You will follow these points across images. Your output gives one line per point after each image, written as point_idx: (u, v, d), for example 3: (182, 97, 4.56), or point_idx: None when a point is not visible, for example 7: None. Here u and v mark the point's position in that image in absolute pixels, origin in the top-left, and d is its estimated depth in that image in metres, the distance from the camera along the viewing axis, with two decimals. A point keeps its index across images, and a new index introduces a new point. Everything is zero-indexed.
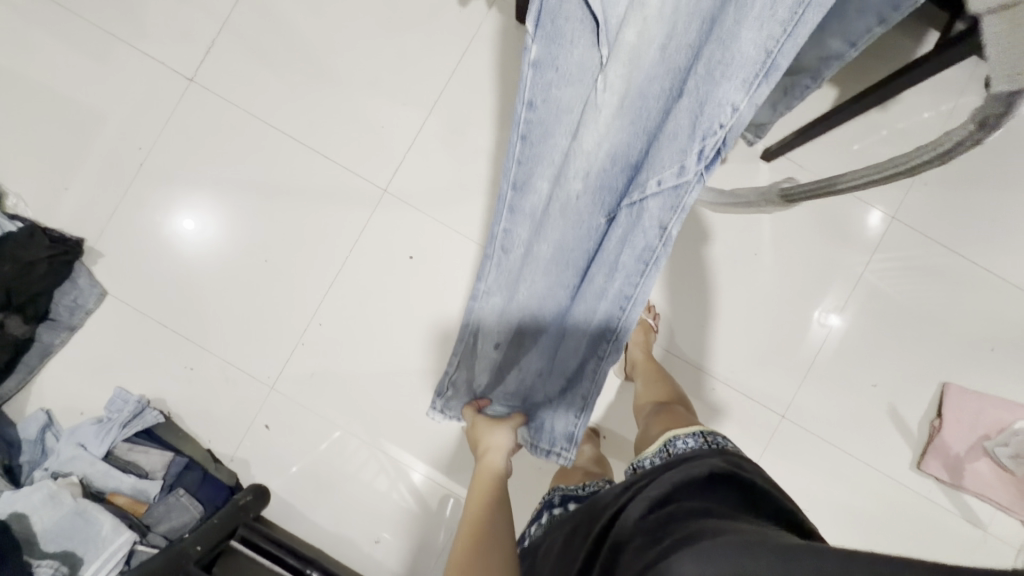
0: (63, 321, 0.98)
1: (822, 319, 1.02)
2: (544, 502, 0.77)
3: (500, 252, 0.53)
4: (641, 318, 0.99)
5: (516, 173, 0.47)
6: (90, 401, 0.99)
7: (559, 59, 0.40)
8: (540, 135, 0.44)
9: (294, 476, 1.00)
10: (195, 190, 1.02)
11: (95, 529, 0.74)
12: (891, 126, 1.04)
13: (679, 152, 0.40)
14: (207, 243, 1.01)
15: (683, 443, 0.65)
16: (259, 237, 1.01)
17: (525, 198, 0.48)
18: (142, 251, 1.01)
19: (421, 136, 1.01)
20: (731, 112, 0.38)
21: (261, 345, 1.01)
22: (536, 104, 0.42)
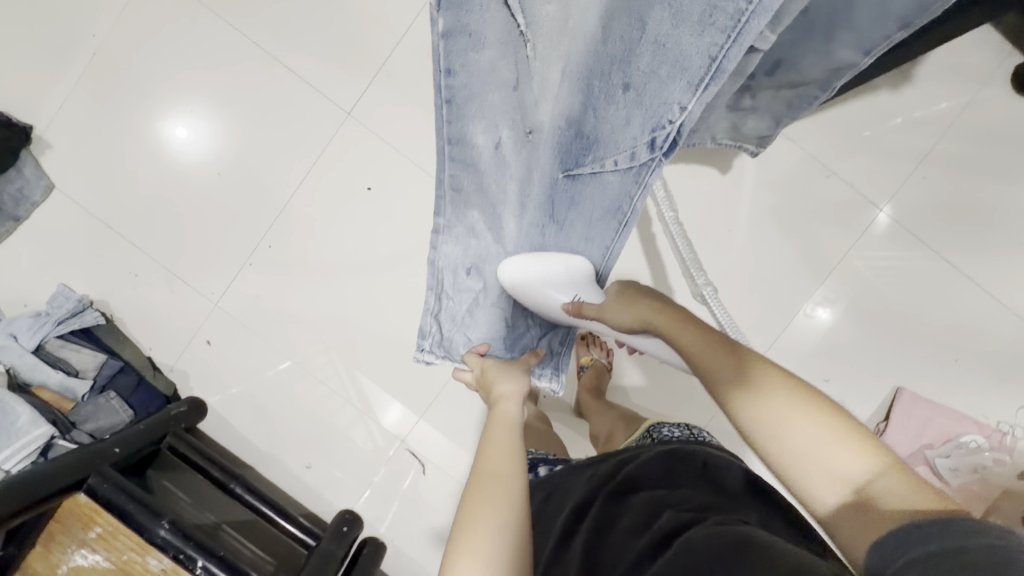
0: (9, 211, 0.95)
1: (811, 311, 0.98)
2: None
3: (452, 193, 0.53)
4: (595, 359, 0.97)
5: (449, 131, 0.49)
6: (35, 294, 0.98)
7: (467, 23, 0.44)
8: (467, 97, 0.48)
9: (233, 396, 1.00)
10: (178, 94, 0.96)
11: (13, 420, 0.74)
12: (898, 111, 0.96)
13: (632, 136, 0.43)
14: (186, 156, 0.97)
15: (668, 430, 0.65)
16: (223, 149, 0.97)
17: (464, 151, 0.50)
18: (95, 146, 0.97)
19: (392, 61, 0.94)
20: (679, 109, 0.39)
21: (209, 259, 0.98)
22: (455, 71, 0.46)
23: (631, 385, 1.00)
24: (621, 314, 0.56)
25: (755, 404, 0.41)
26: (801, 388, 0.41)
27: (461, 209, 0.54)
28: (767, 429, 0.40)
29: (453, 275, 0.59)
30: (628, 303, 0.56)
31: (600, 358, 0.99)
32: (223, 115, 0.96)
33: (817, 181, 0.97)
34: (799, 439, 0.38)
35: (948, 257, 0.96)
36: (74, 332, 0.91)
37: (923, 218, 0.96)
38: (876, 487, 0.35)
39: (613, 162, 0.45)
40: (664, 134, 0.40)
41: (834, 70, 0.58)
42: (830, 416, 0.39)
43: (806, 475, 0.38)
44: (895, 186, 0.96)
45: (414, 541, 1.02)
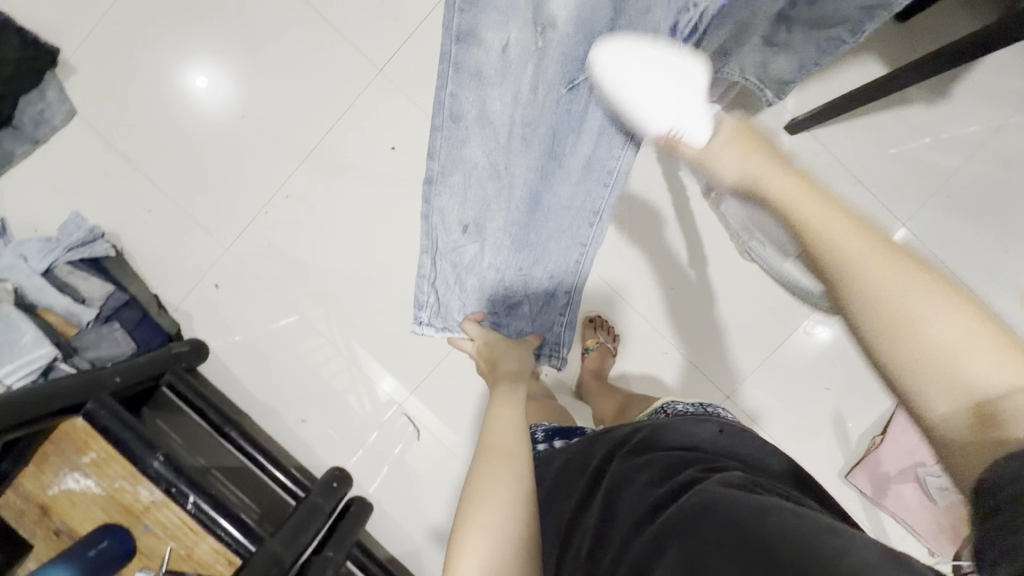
0: (27, 133, 0.94)
1: (809, 328, 0.98)
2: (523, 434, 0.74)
3: (450, 123, 0.47)
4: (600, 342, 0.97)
5: (459, 24, 0.43)
6: (46, 220, 0.97)
7: None
8: None
9: (234, 343, 1.00)
10: (202, 43, 0.95)
11: (18, 337, 0.74)
12: (929, 126, 0.95)
13: (653, 24, 0.51)
14: (205, 105, 0.96)
15: (681, 407, 0.68)
16: (245, 96, 0.96)
17: (470, 53, 0.44)
18: (119, 80, 0.96)
19: (428, 21, 0.93)
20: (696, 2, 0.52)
21: (224, 203, 0.98)
22: None
23: (632, 373, 1.00)
24: (726, 167, 0.45)
25: (878, 285, 0.36)
26: (959, 293, 0.35)
27: (458, 149, 0.49)
28: (887, 309, 0.35)
29: (449, 234, 0.56)
30: (742, 150, 0.44)
31: (606, 341, 0.98)
32: (247, 61, 0.95)
33: (839, 189, 0.96)
34: (933, 330, 0.34)
35: (964, 278, 0.95)
36: (83, 260, 0.91)
37: (944, 236, 0.95)
38: (1013, 402, 0.31)
39: (623, 68, 0.49)
40: (681, 31, 0.47)
41: (870, 9, 0.57)
42: (963, 304, 0.35)
43: (930, 365, 0.34)
44: (919, 201, 0.95)
45: (400, 505, 1.02)
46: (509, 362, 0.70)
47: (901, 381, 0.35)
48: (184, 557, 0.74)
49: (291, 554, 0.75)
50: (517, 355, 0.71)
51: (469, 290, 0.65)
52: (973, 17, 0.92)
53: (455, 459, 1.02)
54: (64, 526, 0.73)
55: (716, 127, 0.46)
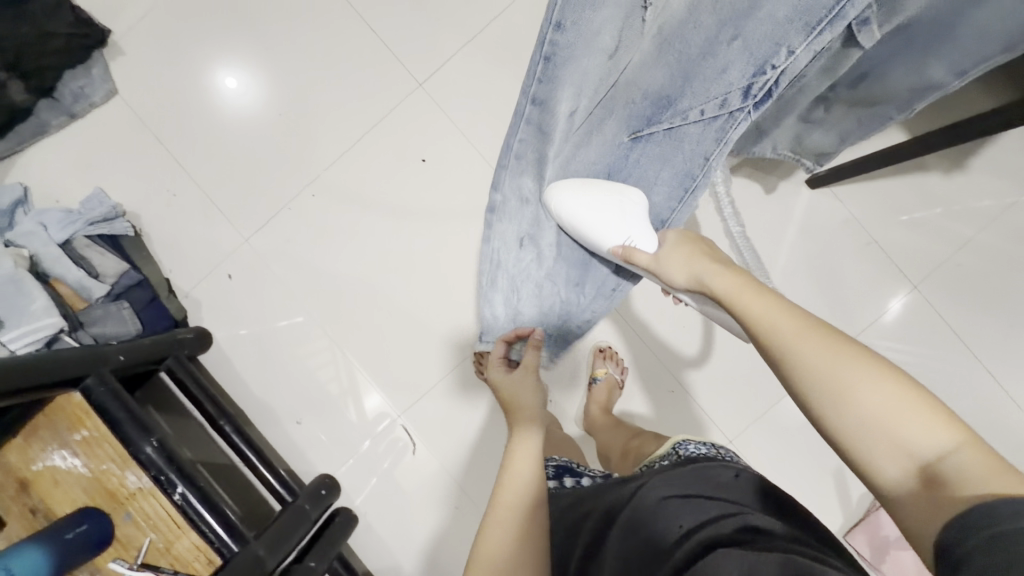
0: (65, 106, 0.95)
1: None
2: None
3: (515, 160, 0.71)
4: (608, 374, 0.96)
5: (537, 93, 0.64)
6: (69, 193, 0.97)
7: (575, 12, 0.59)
8: (564, 58, 0.61)
9: (240, 335, 0.99)
10: (240, 48, 0.98)
11: (25, 303, 0.72)
12: (944, 193, 0.98)
13: (726, 86, 0.52)
14: (236, 106, 0.98)
15: (693, 448, 0.65)
16: (280, 100, 0.98)
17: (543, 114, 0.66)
18: (159, 72, 0.98)
19: (473, 44, 0.96)
20: (786, 55, 0.48)
21: (248, 196, 0.98)
22: (564, 27, 0.60)
23: (638, 409, 0.99)
24: (678, 266, 0.59)
25: (799, 346, 0.45)
26: (887, 370, 0.41)
27: (517, 178, 0.73)
28: (819, 380, 0.42)
29: (508, 248, 0.77)
30: (686, 254, 0.59)
31: (614, 373, 0.97)
32: (285, 66, 0.98)
33: (853, 246, 0.98)
34: (872, 403, 0.40)
35: (972, 346, 0.96)
36: (103, 236, 0.89)
37: (955, 303, 0.97)
38: (950, 464, 0.36)
39: (698, 112, 0.55)
40: (763, 80, 0.50)
41: (919, 89, 0.60)
42: (903, 385, 0.40)
43: (872, 442, 0.39)
44: (931, 267, 0.97)
45: (387, 520, 0.99)
46: (525, 394, 0.74)
47: (847, 451, 0.41)
48: (162, 550, 0.71)
49: (274, 559, 0.72)
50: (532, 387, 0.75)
51: (529, 290, 0.77)
52: (995, 97, 0.96)
53: (449, 477, 0.99)
54: (41, 505, 0.70)
55: (661, 241, 0.62)
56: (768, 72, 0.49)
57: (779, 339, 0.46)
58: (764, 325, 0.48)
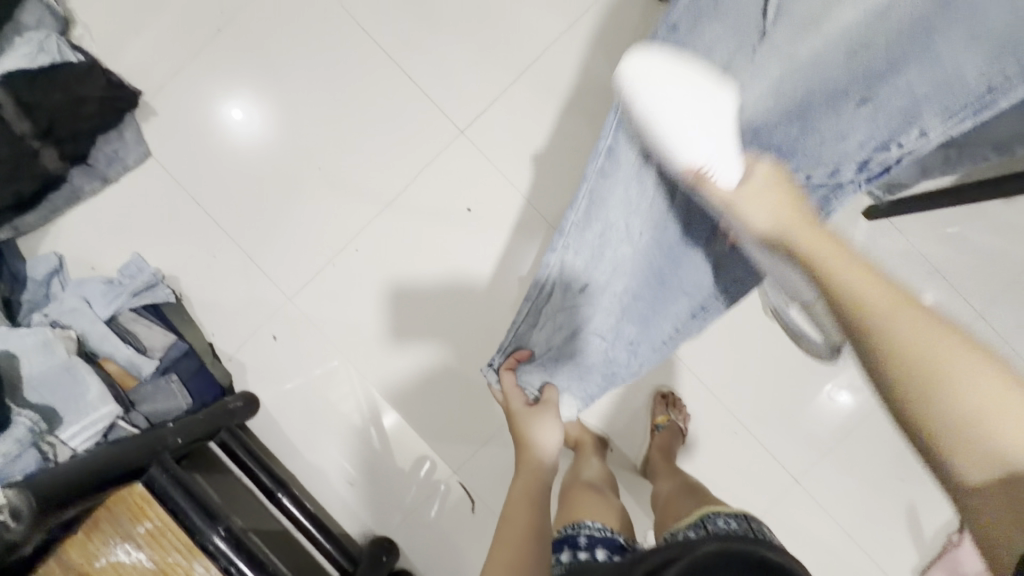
0: (99, 171, 0.93)
1: (831, 393, 0.96)
2: (565, 535, 0.66)
3: (597, 174, 0.53)
4: (671, 420, 0.93)
5: (642, 98, 0.47)
6: (104, 259, 0.95)
7: (702, 34, 0.48)
8: (687, 53, 0.48)
9: (286, 394, 0.96)
10: (245, 75, 0.95)
11: (83, 392, 0.70)
12: (1006, 218, 0.94)
13: (839, 141, 0.53)
14: (247, 134, 0.95)
15: (724, 523, 0.60)
16: (300, 133, 0.95)
17: (631, 143, 0.51)
18: (179, 117, 0.95)
19: (512, 88, 0.94)
20: (900, 144, 0.51)
21: (285, 251, 0.96)
22: (678, 33, 0.48)
23: (699, 452, 0.97)
24: (759, 215, 0.46)
25: (912, 325, 0.35)
26: (972, 343, 0.33)
27: (599, 207, 0.55)
28: (967, 420, 0.31)
29: (565, 282, 0.61)
30: (773, 200, 0.47)
31: (677, 420, 0.94)
32: (302, 97, 0.95)
33: (912, 274, 0.95)
34: (1002, 430, 0.31)
35: None
36: (145, 306, 0.88)
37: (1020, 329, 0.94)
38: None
39: (804, 173, 0.54)
40: (886, 155, 0.52)
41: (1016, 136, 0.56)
42: (984, 371, 0.32)
43: (979, 438, 0.31)
44: (995, 293, 0.94)
45: None
46: (544, 434, 0.69)
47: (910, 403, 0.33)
48: None
49: None
50: (550, 425, 0.70)
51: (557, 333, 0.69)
52: None
53: None
54: None
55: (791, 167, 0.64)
56: (893, 150, 0.52)
57: (875, 316, 0.36)
58: (853, 304, 0.37)
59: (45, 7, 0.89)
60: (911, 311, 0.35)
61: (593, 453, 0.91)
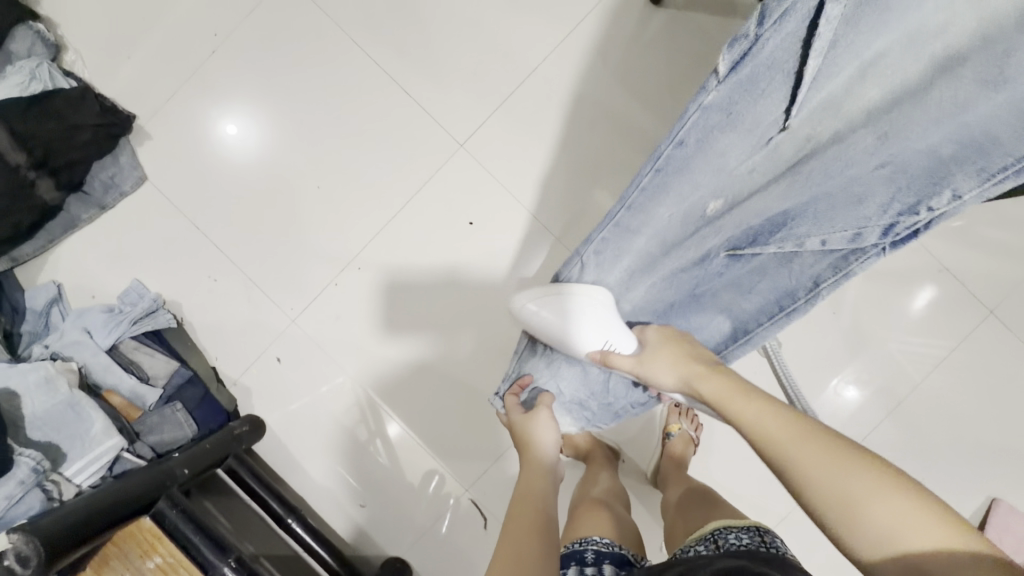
0: (96, 198, 0.92)
1: (838, 388, 0.94)
2: (571, 551, 0.64)
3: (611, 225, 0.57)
4: (682, 429, 0.92)
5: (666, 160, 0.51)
6: (104, 286, 0.94)
7: (732, 106, 0.48)
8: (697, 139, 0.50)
9: (293, 417, 0.95)
10: (239, 90, 0.94)
11: (87, 426, 0.69)
12: (1015, 213, 0.92)
13: (860, 219, 0.48)
14: (244, 150, 0.94)
15: (734, 536, 0.57)
16: (297, 148, 0.94)
17: (644, 199, 0.54)
18: (174, 138, 0.94)
19: (511, 100, 0.93)
20: (941, 202, 0.44)
21: (287, 271, 0.94)
22: (684, 143, 0.50)
23: (712, 460, 0.96)
24: (666, 376, 0.56)
25: (805, 453, 0.43)
26: (872, 459, 0.40)
27: (618, 248, 0.58)
28: (842, 511, 0.39)
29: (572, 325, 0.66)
30: (671, 356, 0.57)
31: (688, 429, 0.93)
32: (298, 111, 0.94)
33: (922, 273, 0.93)
34: (878, 518, 0.37)
35: None
36: (146, 334, 0.88)
37: None
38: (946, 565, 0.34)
39: (818, 241, 0.50)
40: (914, 219, 0.45)
41: None
42: (898, 489, 0.38)
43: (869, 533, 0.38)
44: (1006, 289, 0.93)
45: None
46: (542, 436, 0.67)
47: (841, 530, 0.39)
48: None
49: None
50: (547, 427, 0.68)
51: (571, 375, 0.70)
52: None
53: None
54: None
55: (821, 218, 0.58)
56: (924, 213, 0.45)
57: (773, 441, 0.45)
58: (749, 423, 0.48)
59: (36, 33, 0.88)
60: (794, 430, 0.45)
61: (605, 467, 0.88)
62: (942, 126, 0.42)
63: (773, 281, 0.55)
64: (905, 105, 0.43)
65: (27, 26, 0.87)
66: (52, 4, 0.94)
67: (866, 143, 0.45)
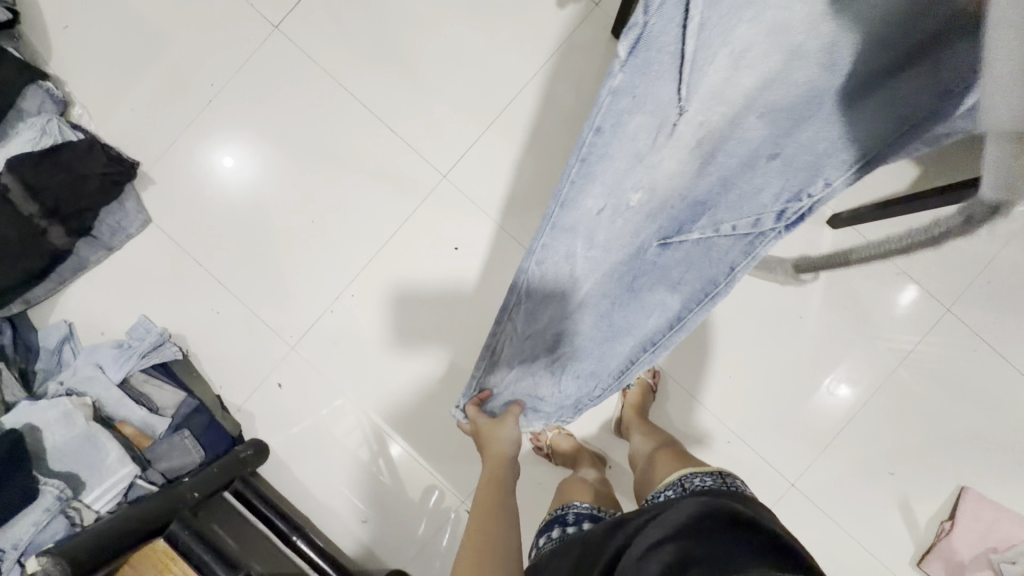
0: (103, 241, 0.98)
1: (831, 387, 1.00)
2: (557, 516, 0.74)
3: (541, 253, 0.53)
4: (640, 378, 0.98)
5: (566, 193, 0.46)
6: (112, 323, 0.99)
7: (638, 87, 0.40)
8: (614, 128, 0.42)
9: (295, 439, 0.99)
10: (235, 126, 1.01)
11: (103, 456, 0.74)
12: None
13: (758, 206, 0.50)
14: (241, 180, 1.01)
15: (699, 480, 0.64)
16: (293, 178, 1.01)
17: (569, 215, 0.49)
18: (177, 173, 1.01)
19: (489, 132, 1.00)
20: (823, 186, 0.47)
21: (285, 300, 1.00)
22: (602, 129, 0.42)
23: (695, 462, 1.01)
24: None
25: None
26: None
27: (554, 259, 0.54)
28: None
29: (516, 336, 0.64)
30: None
31: (645, 376, 0.99)
32: (291, 148, 1.01)
33: (884, 277, 0.99)
34: None
35: (1015, 360, 0.97)
36: (155, 366, 0.93)
37: (988, 321, 0.98)
38: None
39: (730, 226, 0.51)
40: (799, 207, 0.48)
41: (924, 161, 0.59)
42: None
43: None
44: (961, 288, 0.98)
45: None
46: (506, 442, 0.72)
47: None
48: None
49: None
50: (510, 436, 0.72)
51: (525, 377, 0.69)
52: None
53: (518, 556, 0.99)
54: None
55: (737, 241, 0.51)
56: (806, 199, 0.48)
57: None
58: None
59: (45, 91, 0.95)
60: None
61: (592, 465, 0.94)
62: (826, 126, 0.44)
63: (700, 271, 0.55)
64: (778, 89, 0.43)
65: (37, 85, 0.94)
66: (60, 63, 1.01)
67: (754, 126, 0.45)
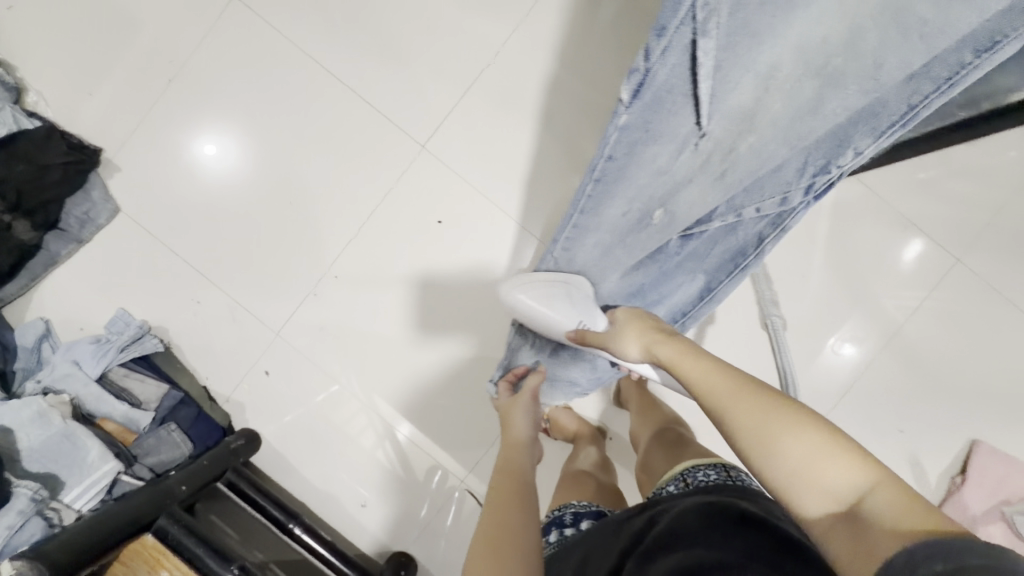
0: (73, 233, 0.94)
1: (835, 347, 0.96)
2: (553, 517, 0.71)
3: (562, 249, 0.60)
4: None
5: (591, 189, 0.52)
6: (91, 318, 0.96)
7: (651, 123, 0.46)
8: (617, 176, 0.50)
9: (288, 427, 0.97)
10: (216, 111, 0.96)
11: (82, 454, 0.72)
12: (973, 160, 0.93)
13: (783, 185, 0.50)
14: (227, 170, 0.96)
15: (704, 474, 0.61)
16: (277, 166, 0.96)
17: (591, 218, 0.55)
18: (157, 163, 0.96)
19: (467, 98, 0.95)
20: (850, 156, 0.46)
21: (267, 287, 0.97)
22: (615, 156, 0.48)
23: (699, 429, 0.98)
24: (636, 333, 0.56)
25: (758, 435, 0.39)
26: (814, 421, 0.38)
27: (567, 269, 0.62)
28: (788, 476, 0.37)
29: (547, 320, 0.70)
30: (637, 328, 0.56)
31: None
32: (266, 127, 0.96)
33: (888, 228, 0.95)
34: (792, 462, 0.37)
35: None
36: (136, 360, 0.91)
37: (998, 269, 0.94)
38: (869, 503, 0.34)
39: (756, 208, 0.52)
40: (826, 178, 0.47)
41: None
42: (828, 436, 0.37)
43: (804, 496, 0.36)
44: (970, 236, 0.94)
45: None
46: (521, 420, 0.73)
47: (781, 495, 0.38)
48: None
49: None
50: (527, 415, 0.73)
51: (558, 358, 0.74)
52: None
53: None
54: None
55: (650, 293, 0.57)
56: (834, 171, 0.47)
57: (723, 407, 0.43)
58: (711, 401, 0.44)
59: None
60: (754, 403, 0.41)
61: (592, 441, 0.92)
62: (841, 95, 0.43)
63: (727, 245, 0.58)
64: (800, 102, 0.44)
65: None
66: (8, 47, 0.95)
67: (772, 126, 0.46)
